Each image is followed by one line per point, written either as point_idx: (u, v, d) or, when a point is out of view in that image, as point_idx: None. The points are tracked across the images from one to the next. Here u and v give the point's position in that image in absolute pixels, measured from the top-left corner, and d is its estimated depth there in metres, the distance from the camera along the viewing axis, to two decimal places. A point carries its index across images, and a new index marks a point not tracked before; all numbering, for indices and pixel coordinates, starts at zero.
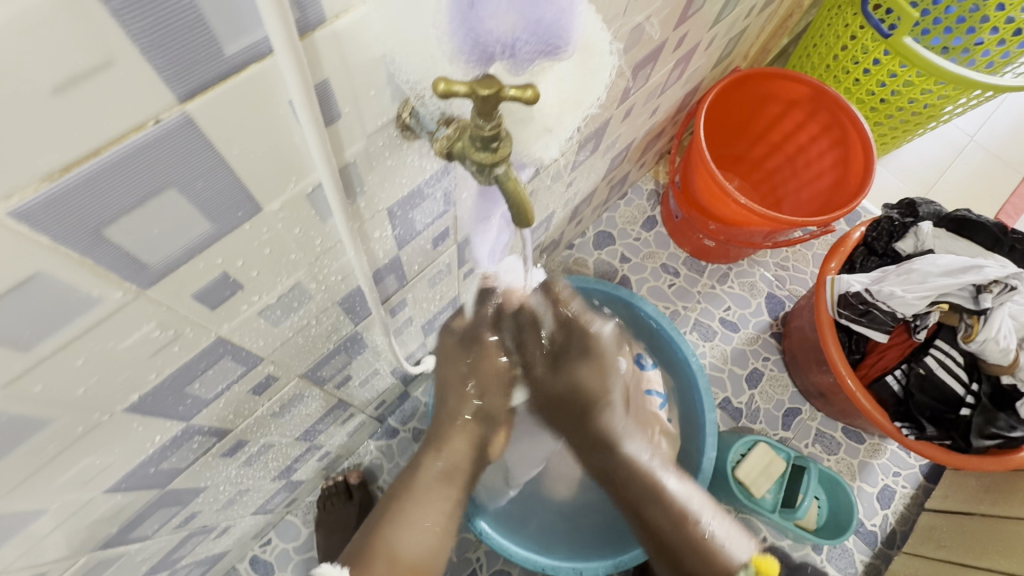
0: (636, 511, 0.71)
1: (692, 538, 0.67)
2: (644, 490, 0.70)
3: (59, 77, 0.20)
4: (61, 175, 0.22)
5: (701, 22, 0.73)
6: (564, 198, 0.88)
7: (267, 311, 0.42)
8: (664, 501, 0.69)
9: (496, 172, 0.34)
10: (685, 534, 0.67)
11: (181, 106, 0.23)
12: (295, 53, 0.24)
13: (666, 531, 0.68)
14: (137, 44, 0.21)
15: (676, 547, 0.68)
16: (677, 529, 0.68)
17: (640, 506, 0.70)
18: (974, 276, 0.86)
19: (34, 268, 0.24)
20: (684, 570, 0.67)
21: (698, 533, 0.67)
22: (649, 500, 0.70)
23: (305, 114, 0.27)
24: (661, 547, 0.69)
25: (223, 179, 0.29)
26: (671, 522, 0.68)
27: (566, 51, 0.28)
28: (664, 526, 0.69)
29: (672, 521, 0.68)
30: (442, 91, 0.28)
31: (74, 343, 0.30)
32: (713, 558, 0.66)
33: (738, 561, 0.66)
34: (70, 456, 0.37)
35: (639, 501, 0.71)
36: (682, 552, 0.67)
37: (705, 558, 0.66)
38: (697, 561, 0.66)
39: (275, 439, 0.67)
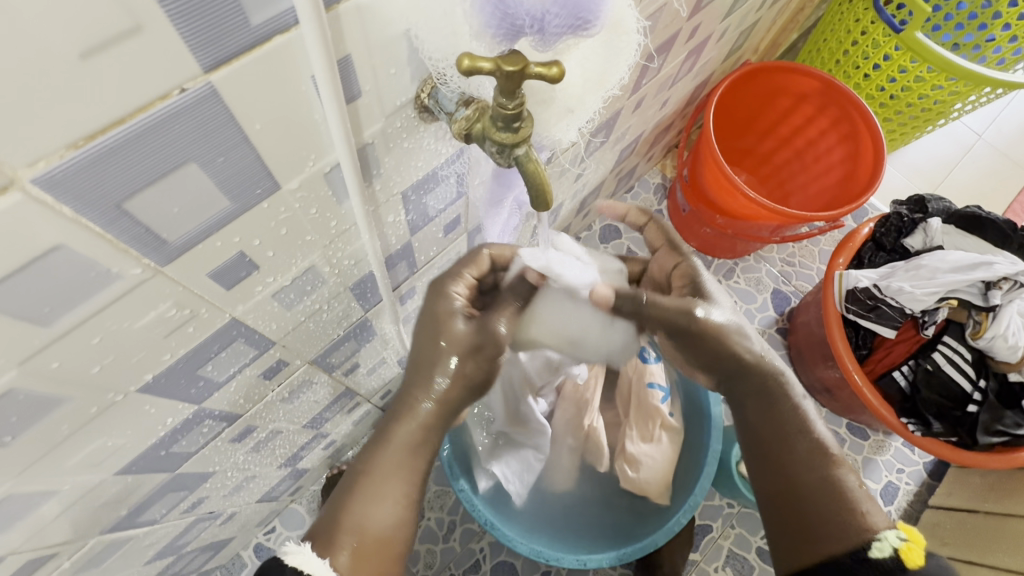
0: (768, 442, 0.58)
1: (835, 482, 0.55)
2: (787, 418, 0.58)
3: (86, 42, 0.19)
4: (84, 144, 0.22)
5: (715, 13, 0.73)
6: (572, 190, 0.88)
7: (281, 294, 0.42)
8: (804, 437, 0.57)
9: (517, 153, 0.33)
10: (827, 477, 0.55)
11: (206, 76, 0.23)
12: (321, 23, 0.24)
13: (799, 469, 0.56)
14: (165, 11, 0.20)
15: (809, 492, 0.55)
16: (813, 469, 0.56)
17: (777, 435, 0.58)
18: (983, 272, 0.86)
19: (55, 241, 0.24)
20: (806, 519, 0.55)
21: (843, 482, 0.55)
22: (786, 431, 0.58)
23: (327, 90, 0.27)
24: (789, 488, 0.56)
25: (243, 155, 0.28)
26: (811, 459, 0.56)
27: (594, 27, 0.28)
28: (800, 464, 0.56)
29: (813, 458, 0.56)
30: (467, 67, 0.27)
31: (91, 321, 0.29)
32: (855, 512, 0.53)
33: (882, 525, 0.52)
34: (82, 437, 0.37)
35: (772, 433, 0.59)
36: (818, 500, 0.54)
37: (846, 511, 0.53)
38: (835, 514, 0.53)
39: (283, 426, 0.67)
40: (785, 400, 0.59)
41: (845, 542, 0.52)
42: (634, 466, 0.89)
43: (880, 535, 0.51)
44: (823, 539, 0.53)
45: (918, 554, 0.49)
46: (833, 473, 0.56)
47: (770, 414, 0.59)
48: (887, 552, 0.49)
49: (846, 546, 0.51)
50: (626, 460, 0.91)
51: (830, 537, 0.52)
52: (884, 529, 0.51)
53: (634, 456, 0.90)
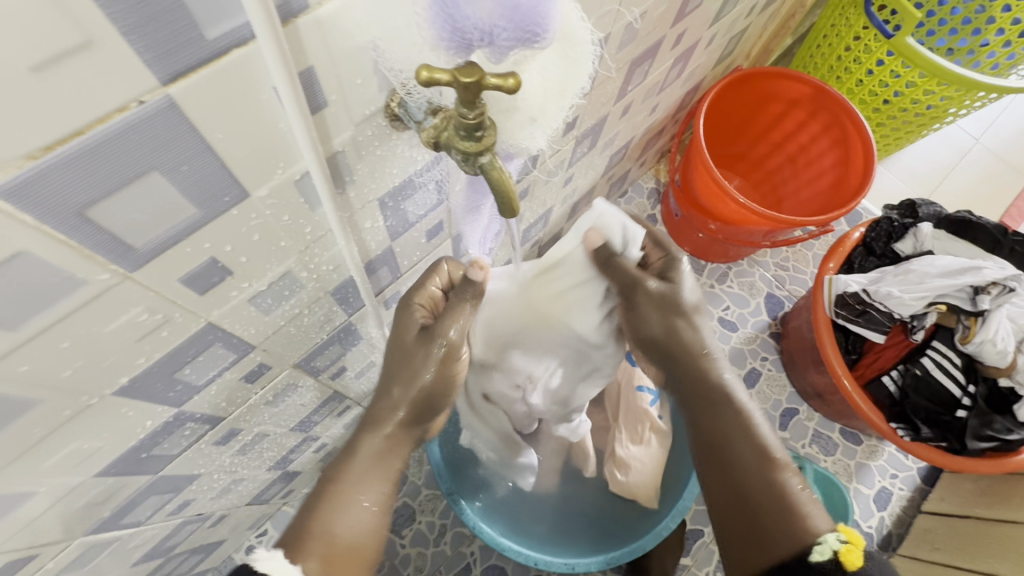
0: (713, 451, 0.59)
1: (779, 485, 0.54)
2: (726, 424, 0.58)
3: (39, 57, 0.20)
4: (44, 154, 0.22)
5: (700, 20, 0.73)
6: (562, 195, 0.88)
7: (257, 298, 0.43)
8: (747, 437, 0.57)
9: (482, 161, 0.34)
10: (771, 482, 0.55)
11: (164, 89, 0.24)
12: (276, 37, 0.24)
13: (743, 475, 0.56)
14: (117, 27, 0.21)
15: (756, 497, 0.55)
16: (758, 471, 0.55)
17: (718, 441, 0.58)
18: (972, 277, 0.85)
19: (18, 247, 0.25)
20: (758, 527, 0.54)
21: (787, 483, 0.54)
22: (727, 438, 0.58)
23: (288, 100, 0.28)
24: (735, 495, 0.56)
25: (208, 164, 0.29)
26: (756, 466, 0.56)
27: (542, 40, 0.28)
28: (743, 468, 0.56)
29: (757, 463, 0.56)
30: (424, 79, 0.28)
31: (60, 324, 0.30)
32: (798, 515, 0.53)
33: (823, 527, 0.51)
34: (59, 439, 0.38)
35: (717, 435, 0.59)
36: (762, 505, 0.54)
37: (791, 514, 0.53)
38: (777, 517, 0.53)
39: (270, 428, 0.68)
40: (727, 405, 0.59)
41: (791, 546, 0.51)
42: (624, 470, 0.89)
43: (821, 537, 0.50)
44: (771, 545, 0.53)
45: (857, 556, 0.48)
46: (778, 476, 0.55)
47: (715, 421, 0.59)
48: (828, 554, 0.49)
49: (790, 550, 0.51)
50: (615, 464, 0.91)
51: (777, 543, 0.52)
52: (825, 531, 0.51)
53: (623, 460, 0.90)
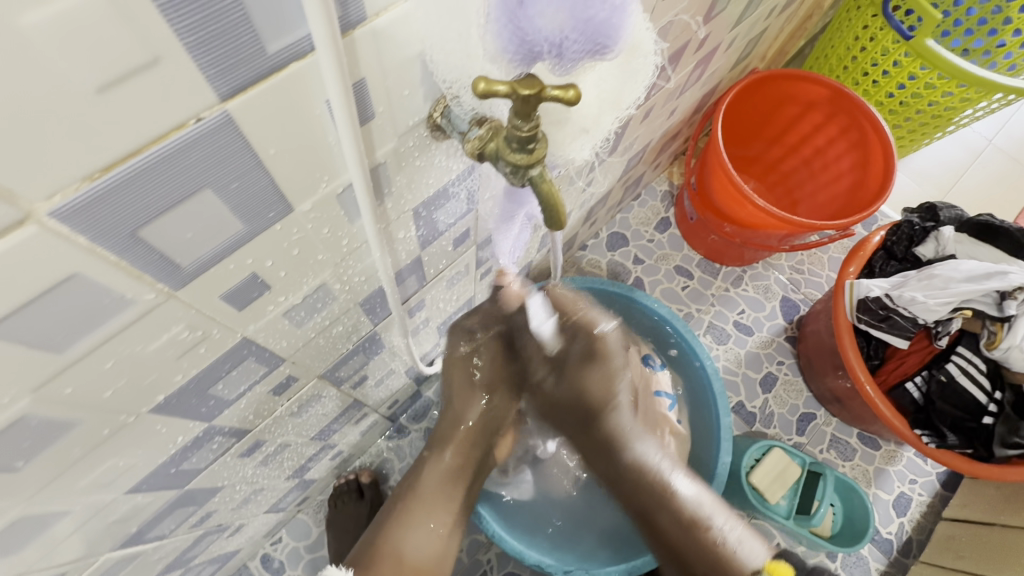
0: (636, 502, 0.72)
1: (704, 548, 0.67)
2: (649, 499, 0.70)
3: (105, 75, 0.19)
4: (102, 175, 0.22)
5: (724, 23, 0.72)
6: (581, 199, 0.87)
7: (292, 312, 0.42)
8: (672, 505, 0.69)
9: (531, 174, 0.33)
10: (695, 540, 0.68)
11: (222, 105, 0.23)
12: (337, 51, 0.23)
13: (673, 534, 0.69)
14: (182, 42, 0.20)
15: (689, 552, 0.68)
16: (687, 532, 0.68)
17: (648, 507, 0.71)
18: (998, 282, 0.84)
19: (70, 270, 0.24)
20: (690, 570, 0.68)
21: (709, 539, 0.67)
22: (655, 501, 0.70)
23: (341, 114, 0.27)
24: (670, 551, 0.70)
25: (258, 180, 0.28)
26: (679, 530, 0.69)
27: (612, 51, 0.28)
28: (669, 530, 0.69)
29: (680, 525, 0.69)
30: (482, 91, 0.27)
31: (104, 346, 0.29)
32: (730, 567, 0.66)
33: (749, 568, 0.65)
34: (94, 458, 0.37)
35: (647, 504, 0.71)
36: (693, 556, 0.68)
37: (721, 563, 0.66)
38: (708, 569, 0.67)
39: (292, 438, 0.67)
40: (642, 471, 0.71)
41: None
42: None
43: None
44: None
45: None
46: (700, 532, 0.68)
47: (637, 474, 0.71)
48: None
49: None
50: None
51: None
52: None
53: None
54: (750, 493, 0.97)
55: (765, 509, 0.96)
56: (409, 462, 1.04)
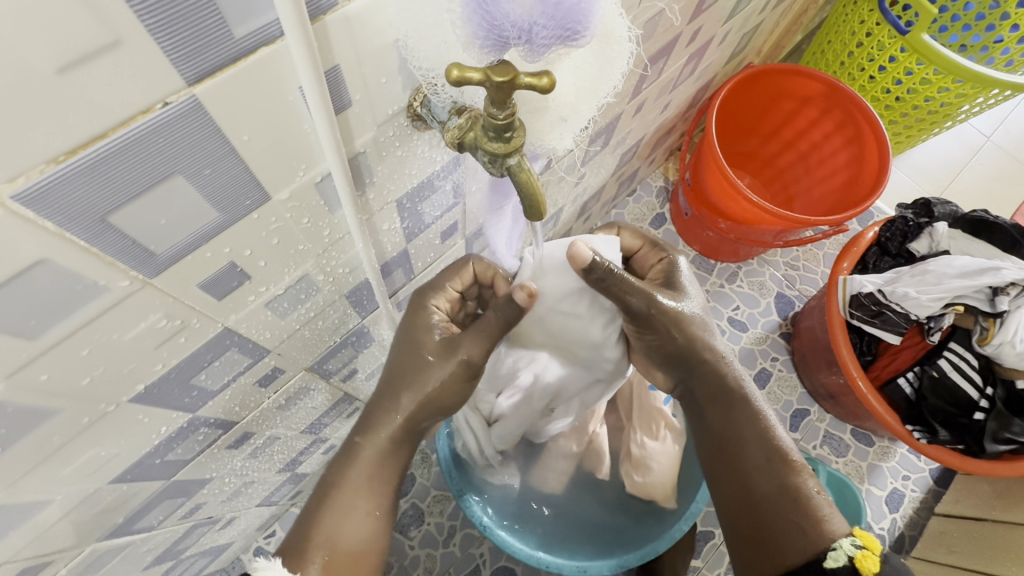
0: (722, 443, 0.58)
1: (793, 488, 0.53)
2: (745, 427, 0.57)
3: (66, 57, 0.19)
4: (66, 159, 0.21)
5: (716, 16, 0.72)
6: (574, 194, 0.87)
7: (274, 302, 0.42)
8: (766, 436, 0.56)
9: (509, 163, 0.33)
10: (782, 483, 0.54)
11: (190, 89, 0.23)
12: (306, 37, 0.23)
13: (756, 478, 0.55)
14: (146, 25, 0.20)
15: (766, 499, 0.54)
16: (771, 473, 0.55)
17: (733, 439, 0.57)
18: (991, 278, 0.84)
19: (39, 255, 0.24)
20: (768, 534, 0.53)
21: (804, 487, 0.54)
22: (738, 436, 0.57)
23: (314, 101, 0.27)
24: (741, 496, 0.56)
25: (231, 167, 0.28)
26: (767, 468, 0.55)
27: (583, 37, 0.28)
28: (755, 470, 0.55)
29: (772, 465, 0.55)
30: (455, 78, 0.27)
31: (79, 333, 0.29)
32: (815, 521, 0.52)
33: (840, 531, 0.51)
34: (76, 447, 0.37)
35: (733, 435, 0.58)
36: (776, 502, 0.53)
37: (807, 523, 0.52)
38: (791, 523, 0.52)
39: (282, 431, 0.67)
40: (744, 406, 0.58)
41: (802, 550, 0.50)
42: (641, 471, 0.87)
43: (834, 542, 0.50)
44: (784, 549, 0.51)
45: (874, 561, 0.47)
46: (792, 480, 0.54)
47: (727, 421, 0.58)
48: (841, 561, 0.48)
49: (800, 557, 0.50)
50: (632, 465, 0.89)
51: (791, 546, 0.51)
52: (841, 537, 0.50)
53: (640, 460, 0.88)
54: None
55: None
56: None
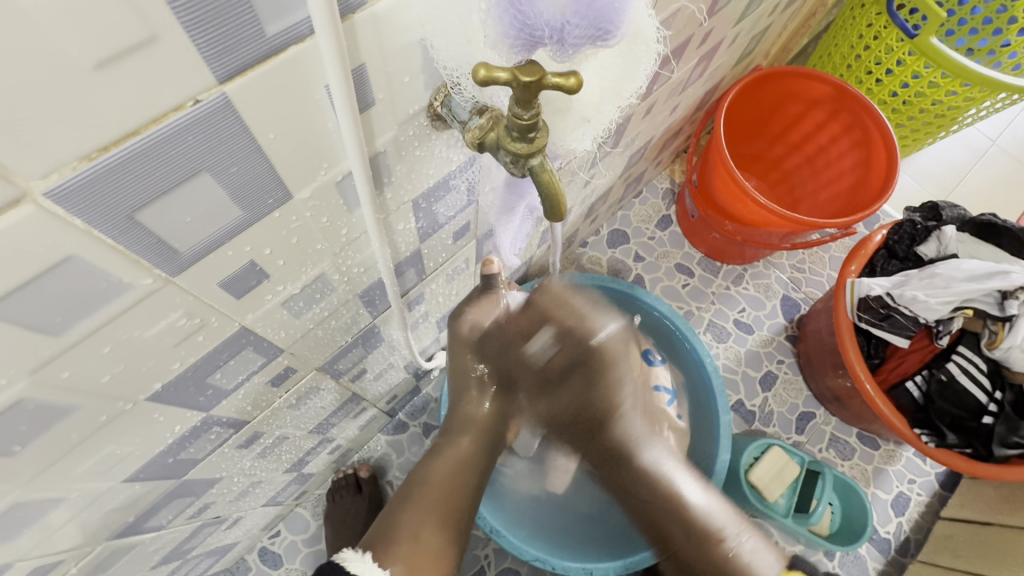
0: (656, 528, 0.74)
1: (715, 557, 0.65)
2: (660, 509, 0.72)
3: (103, 53, 0.19)
4: (99, 154, 0.21)
5: (727, 18, 0.71)
6: (582, 195, 0.87)
7: (290, 302, 0.42)
8: (686, 515, 0.70)
9: (531, 164, 0.33)
10: (707, 551, 0.66)
11: (220, 86, 0.23)
12: (337, 35, 0.23)
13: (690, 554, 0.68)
14: (182, 21, 0.20)
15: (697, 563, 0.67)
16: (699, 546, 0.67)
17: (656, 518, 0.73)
18: (999, 282, 0.83)
19: (67, 252, 0.24)
20: None
21: (719, 553, 0.65)
22: (660, 520, 0.73)
23: (341, 100, 0.27)
24: (680, 557, 0.70)
25: (257, 165, 0.28)
26: (690, 545, 0.68)
27: (614, 37, 0.28)
28: (686, 551, 0.68)
29: (698, 545, 0.67)
30: (482, 78, 0.27)
31: (102, 330, 0.29)
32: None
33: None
34: (92, 444, 0.37)
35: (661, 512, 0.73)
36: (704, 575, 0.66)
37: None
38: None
39: (290, 431, 0.67)
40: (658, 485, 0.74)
41: None
42: None
43: None
44: None
45: None
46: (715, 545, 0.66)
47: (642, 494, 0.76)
48: None
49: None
50: None
51: None
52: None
53: None
54: (749, 492, 0.96)
55: (764, 509, 0.96)
56: (408, 457, 1.04)
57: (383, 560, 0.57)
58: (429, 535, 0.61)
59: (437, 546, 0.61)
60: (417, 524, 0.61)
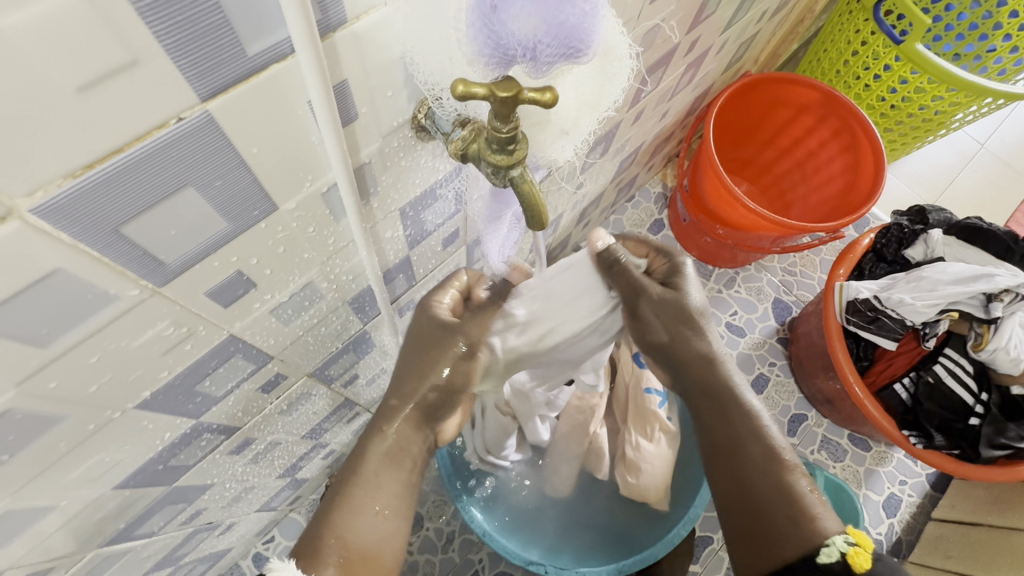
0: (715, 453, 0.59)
1: (788, 485, 0.54)
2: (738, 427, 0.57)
3: (85, 76, 0.20)
4: (83, 172, 0.22)
5: (714, 26, 0.73)
6: (573, 201, 0.87)
7: (279, 310, 0.42)
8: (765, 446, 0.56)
9: (512, 174, 0.34)
10: (778, 480, 0.55)
11: (203, 105, 0.24)
12: (317, 52, 0.24)
13: (754, 474, 0.56)
14: (162, 44, 0.21)
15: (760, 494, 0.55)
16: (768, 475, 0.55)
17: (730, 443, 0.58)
18: (984, 284, 0.85)
19: (53, 265, 0.24)
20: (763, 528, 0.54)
21: (797, 485, 0.55)
22: (726, 423, 0.58)
23: (323, 115, 0.27)
24: (737, 495, 0.56)
25: (241, 179, 0.29)
26: (765, 463, 0.56)
27: (585, 54, 0.29)
28: (751, 472, 0.56)
29: (768, 462, 0.56)
30: (461, 93, 0.27)
31: (89, 340, 0.30)
32: (807, 517, 0.52)
33: (833, 529, 0.51)
34: (82, 452, 0.37)
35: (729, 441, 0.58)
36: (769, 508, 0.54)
37: (799, 521, 0.52)
38: (785, 517, 0.53)
39: (282, 437, 0.67)
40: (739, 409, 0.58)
41: (794, 547, 0.51)
42: (635, 472, 0.86)
43: (827, 539, 0.50)
44: (777, 545, 0.53)
45: (866, 559, 0.48)
46: (786, 477, 0.55)
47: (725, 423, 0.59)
48: (834, 557, 0.49)
49: (797, 552, 0.51)
50: (626, 468, 0.87)
51: (786, 543, 0.52)
52: (835, 534, 0.51)
53: (635, 463, 0.86)
54: None
55: None
56: None
57: (308, 562, 0.48)
58: (362, 531, 0.51)
59: (370, 537, 0.52)
60: (345, 515, 0.51)
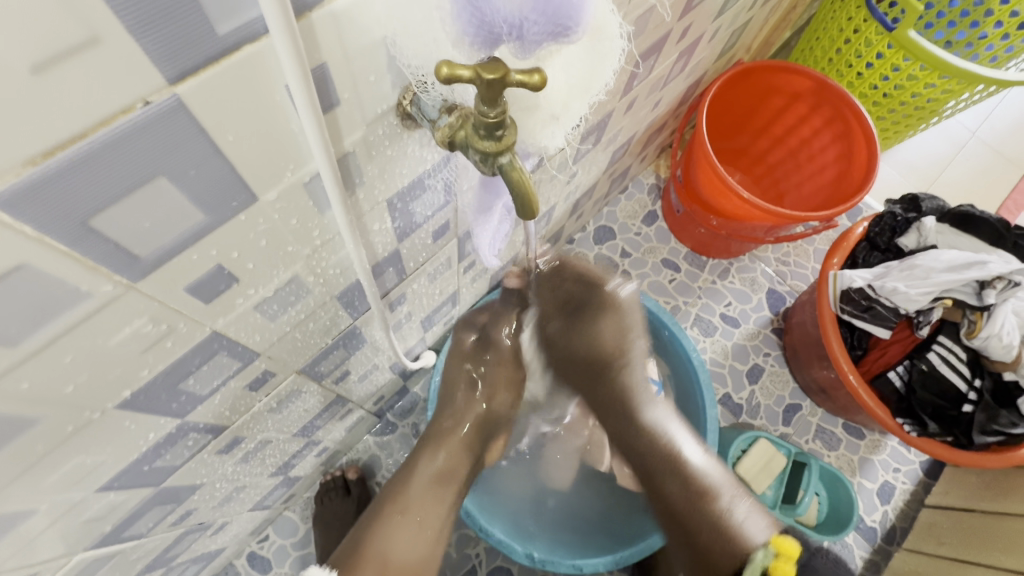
0: (655, 487, 0.76)
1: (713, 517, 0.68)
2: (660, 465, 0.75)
3: (40, 56, 0.18)
4: (44, 160, 0.21)
5: (706, 13, 0.71)
6: (565, 192, 0.86)
7: (264, 305, 0.41)
8: (682, 472, 0.73)
9: (501, 162, 0.32)
10: (704, 510, 0.69)
11: (171, 88, 0.22)
12: (291, 34, 0.23)
13: (680, 500, 0.72)
14: (123, 21, 0.19)
15: (691, 520, 0.70)
16: (692, 503, 0.71)
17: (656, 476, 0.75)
18: (977, 272, 0.85)
19: (18, 260, 0.23)
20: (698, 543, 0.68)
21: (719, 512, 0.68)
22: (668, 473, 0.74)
23: (301, 100, 0.26)
24: (675, 519, 0.72)
25: (217, 168, 0.28)
26: (685, 499, 0.71)
27: (574, 35, 0.27)
28: (677, 498, 0.72)
29: (689, 495, 0.71)
30: (445, 75, 0.26)
31: (63, 339, 0.29)
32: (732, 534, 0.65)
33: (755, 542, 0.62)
34: (62, 454, 0.36)
35: (658, 471, 0.75)
36: (694, 523, 0.69)
37: (726, 536, 0.65)
38: (713, 536, 0.66)
39: (273, 435, 0.66)
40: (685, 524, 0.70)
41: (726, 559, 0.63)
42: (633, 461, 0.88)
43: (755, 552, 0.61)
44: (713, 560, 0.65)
45: (788, 565, 0.56)
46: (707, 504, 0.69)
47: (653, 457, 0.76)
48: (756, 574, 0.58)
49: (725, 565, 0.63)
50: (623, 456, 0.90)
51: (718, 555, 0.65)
52: (758, 550, 0.60)
53: None
54: None
55: None
56: (397, 458, 1.04)
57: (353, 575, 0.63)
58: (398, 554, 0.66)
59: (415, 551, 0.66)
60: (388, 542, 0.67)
